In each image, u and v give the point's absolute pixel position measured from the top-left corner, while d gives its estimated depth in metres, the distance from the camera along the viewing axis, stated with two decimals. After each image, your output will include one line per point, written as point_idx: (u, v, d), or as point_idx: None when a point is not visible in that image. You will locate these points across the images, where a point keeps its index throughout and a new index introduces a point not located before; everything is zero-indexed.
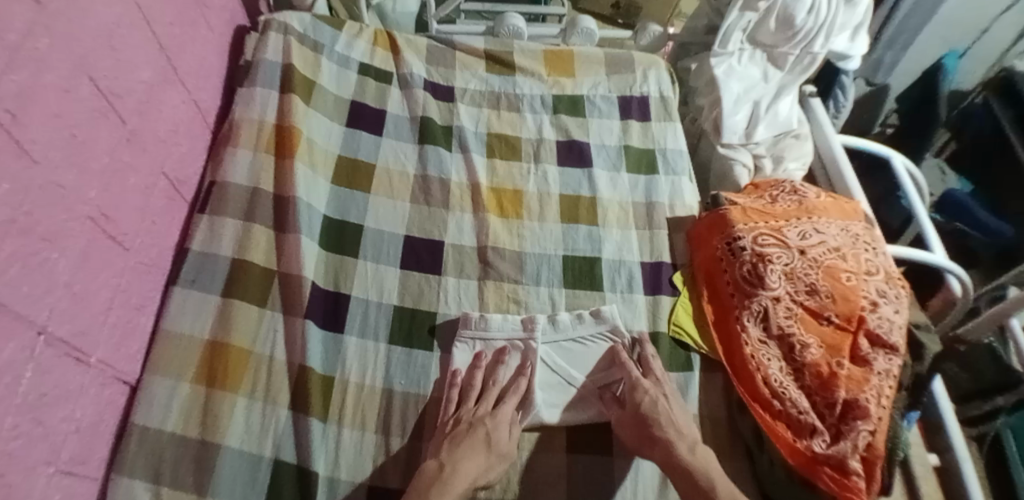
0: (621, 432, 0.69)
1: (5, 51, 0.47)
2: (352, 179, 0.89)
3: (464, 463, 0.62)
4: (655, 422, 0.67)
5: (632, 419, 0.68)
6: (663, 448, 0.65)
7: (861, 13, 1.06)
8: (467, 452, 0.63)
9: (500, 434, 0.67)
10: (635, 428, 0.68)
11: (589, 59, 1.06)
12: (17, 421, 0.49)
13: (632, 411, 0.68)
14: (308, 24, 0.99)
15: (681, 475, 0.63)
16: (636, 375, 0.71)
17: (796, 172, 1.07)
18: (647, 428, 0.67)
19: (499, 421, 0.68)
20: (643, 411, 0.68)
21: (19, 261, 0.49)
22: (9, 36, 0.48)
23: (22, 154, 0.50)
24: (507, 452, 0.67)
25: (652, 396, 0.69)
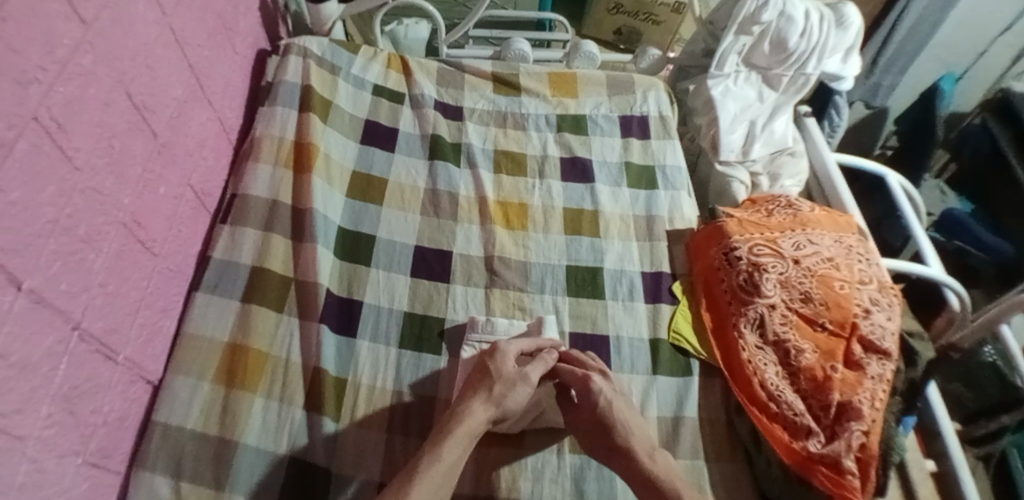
0: (577, 435, 0.70)
1: (54, 65, 0.52)
2: (365, 191, 0.93)
3: (475, 406, 0.66)
4: (610, 423, 0.68)
5: (589, 426, 0.69)
6: (624, 458, 0.66)
7: (853, 35, 1.10)
8: (473, 404, 0.66)
9: (504, 366, 0.70)
10: (592, 430, 0.69)
11: (591, 81, 1.11)
12: (51, 410, 0.53)
13: (588, 414, 0.69)
14: (326, 47, 1.05)
15: (638, 479, 0.64)
16: (585, 373, 0.72)
17: (792, 188, 1.10)
18: (603, 432, 0.68)
19: (503, 358, 0.71)
20: (599, 416, 0.68)
21: (59, 260, 0.54)
22: (58, 52, 0.53)
23: (65, 160, 0.54)
24: (512, 377, 0.69)
25: (604, 395, 0.70)
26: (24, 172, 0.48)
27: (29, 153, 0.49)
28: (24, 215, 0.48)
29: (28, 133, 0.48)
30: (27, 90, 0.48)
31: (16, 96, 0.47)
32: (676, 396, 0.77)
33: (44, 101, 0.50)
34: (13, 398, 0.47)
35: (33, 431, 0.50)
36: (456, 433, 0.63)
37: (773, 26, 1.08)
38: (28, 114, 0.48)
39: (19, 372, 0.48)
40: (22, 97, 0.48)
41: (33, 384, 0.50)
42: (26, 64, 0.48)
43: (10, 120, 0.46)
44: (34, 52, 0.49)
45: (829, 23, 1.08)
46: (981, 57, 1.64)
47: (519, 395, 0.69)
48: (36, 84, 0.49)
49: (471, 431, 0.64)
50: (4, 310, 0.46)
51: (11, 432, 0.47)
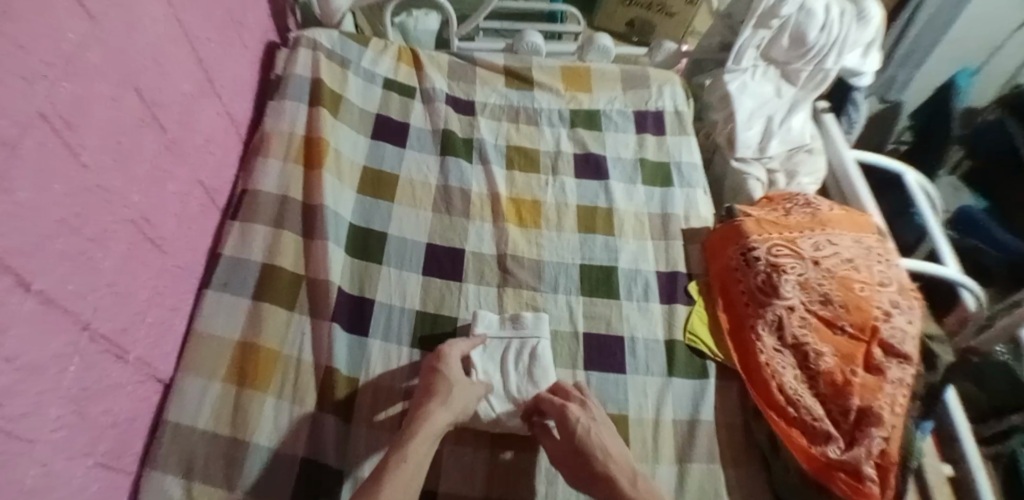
0: (560, 467, 0.66)
1: (61, 61, 0.51)
2: (376, 188, 0.92)
3: (434, 414, 0.65)
4: (582, 446, 0.64)
5: (562, 451, 0.66)
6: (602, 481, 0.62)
7: (873, 30, 1.07)
8: (433, 406, 0.65)
9: (454, 369, 0.70)
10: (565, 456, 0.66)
11: (604, 76, 1.09)
12: (61, 412, 0.52)
13: (564, 442, 0.66)
14: (337, 40, 1.03)
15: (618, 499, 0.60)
16: (562, 401, 0.68)
17: (808, 186, 1.08)
18: (581, 461, 0.64)
19: (449, 362, 0.71)
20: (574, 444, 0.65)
21: (68, 260, 0.53)
22: (65, 47, 0.51)
23: (73, 158, 0.53)
24: (457, 377, 0.69)
25: (581, 421, 0.66)
26: (31, 172, 0.47)
27: (36, 151, 0.48)
28: (32, 215, 0.47)
29: (34, 131, 0.47)
30: (34, 87, 0.47)
31: (22, 93, 0.45)
32: (692, 399, 0.76)
33: (51, 97, 0.49)
34: (22, 401, 0.47)
35: (43, 435, 0.50)
36: (420, 434, 0.62)
37: (793, 19, 1.04)
38: (34, 111, 0.47)
39: (27, 375, 0.47)
40: (28, 94, 0.46)
41: (42, 387, 0.49)
42: (32, 60, 0.47)
43: (16, 118, 0.45)
44: (40, 46, 0.48)
45: (850, 17, 1.05)
46: (994, 53, 1.61)
47: (472, 395, 0.69)
48: (42, 80, 0.48)
49: (431, 431, 0.63)
50: (12, 312, 0.45)
51: (21, 436, 0.46)
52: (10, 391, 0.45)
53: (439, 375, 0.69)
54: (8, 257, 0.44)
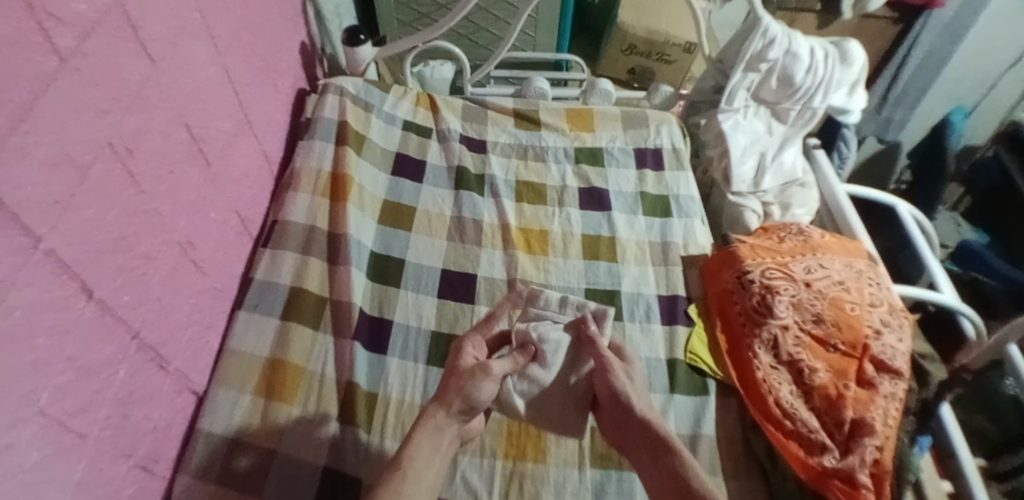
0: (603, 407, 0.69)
1: (126, 98, 0.61)
2: (395, 218, 1.00)
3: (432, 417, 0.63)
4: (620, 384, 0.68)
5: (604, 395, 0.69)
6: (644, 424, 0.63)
7: (857, 70, 1.15)
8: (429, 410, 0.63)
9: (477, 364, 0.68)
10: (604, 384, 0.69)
11: (606, 117, 1.18)
12: (109, 413, 0.58)
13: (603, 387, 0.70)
14: (361, 87, 1.13)
15: (664, 452, 0.58)
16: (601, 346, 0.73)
17: (803, 217, 1.15)
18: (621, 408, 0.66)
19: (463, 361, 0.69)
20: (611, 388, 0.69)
21: (123, 276, 0.60)
22: (130, 85, 0.61)
23: (132, 185, 0.62)
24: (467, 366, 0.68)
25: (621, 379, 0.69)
26: (96, 194, 0.56)
27: (101, 179, 0.56)
28: (94, 234, 0.56)
29: (102, 158, 0.56)
30: (103, 119, 0.56)
31: (94, 123, 0.55)
32: (694, 415, 0.80)
33: (116, 130, 0.59)
34: (76, 398, 0.53)
35: (93, 431, 0.56)
36: (416, 442, 0.60)
37: (780, 63, 1.12)
38: (102, 142, 0.56)
39: (83, 374, 0.54)
40: (99, 124, 0.56)
41: (94, 387, 0.56)
42: (104, 96, 0.57)
43: (88, 145, 0.54)
44: (108, 87, 0.57)
45: (834, 59, 1.12)
46: (989, 93, 1.83)
47: (487, 388, 0.66)
48: (111, 114, 0.58)
49: (437, 430, 0.62)
50: (72, 315, 0.53)
51: (73, 429, 0.53)
52: (67, 387, 0.52)
53: (474, 375, 0.65)
54: (71, 265, 0.52)
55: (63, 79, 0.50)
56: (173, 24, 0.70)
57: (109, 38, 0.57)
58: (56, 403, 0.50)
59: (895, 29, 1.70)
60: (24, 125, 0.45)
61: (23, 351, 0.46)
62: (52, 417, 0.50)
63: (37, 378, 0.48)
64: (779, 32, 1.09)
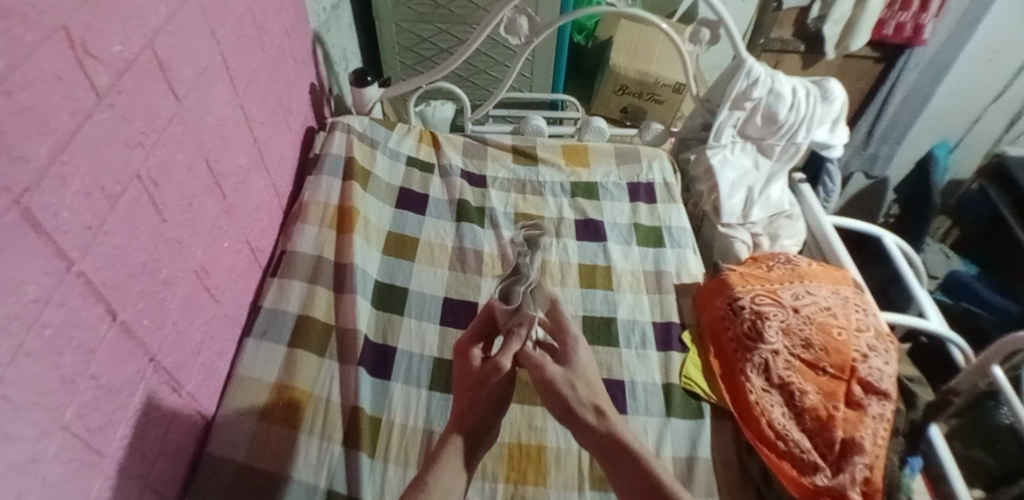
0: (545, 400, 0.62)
1: (154, 132, 0.65)
2: (399, 249, 1.04)
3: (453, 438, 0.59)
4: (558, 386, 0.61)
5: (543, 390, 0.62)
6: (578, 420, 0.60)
7: (837, 108, 1.21)
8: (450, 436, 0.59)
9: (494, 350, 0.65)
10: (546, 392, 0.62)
11: (600, 152, 1.24)
12: (125, 433, 0.61)
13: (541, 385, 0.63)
14: (367, 125, 1.19)
15: (619, 457, 0.55)
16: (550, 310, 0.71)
17: (791, 247, 1.21)
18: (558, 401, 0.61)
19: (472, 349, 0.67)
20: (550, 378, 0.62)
21: (144, 300, 0.64)
22: (159, 122, 0.66)
23: (157, 215, 0.66)
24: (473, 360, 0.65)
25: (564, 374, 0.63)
26: (126, 223, 0.60)
27: (129, 209, 0.61)
28: (120, 261, 0.59)
29: (131, 189, 0.61)
30: (133, 152, 0.61)
31: (124, 157, 0.59)
32: (690, 438, 0.82)
33: (144, 163, 0.63)
34: (99, 417, 0.57)
35: (110, 450, 0.59)
36: (443, 460, 0.57)
37: (764, 101, 1.18)
38: (132, 174, 0.61)
39: (105, 393, 0.57)
40: (130, 157, 0.60)
41: (114, 407, 0.59)
42: (134, 130, 0.61)
43: (120, 176, 0.59)
44: (139, 122, 0.62)
45: (815, 97, 1.19)
46: (975, 125, 1.96)
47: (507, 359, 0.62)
48: (139, 147, 0.62)
49: (455, 451, 0.58)
50: (97, 336, 0.56)
51: (94, 447, 0.56)
52: (91, 405, 0.55)
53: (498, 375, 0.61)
54: (99, 289, 0.56)
55: (99, 114, 0.55)
56: (198, 66, 0.76)
57: (142, 78, 0.62)
58: (80, 420, 0.54)
59: (878, 67, 1.82)
60: (64, 156, 0.50)
61: (52, 368, 0.49)
62: (75, 434, 0.53)
63: (63, 394, 0.51)
64: (763, 72, 1.16)
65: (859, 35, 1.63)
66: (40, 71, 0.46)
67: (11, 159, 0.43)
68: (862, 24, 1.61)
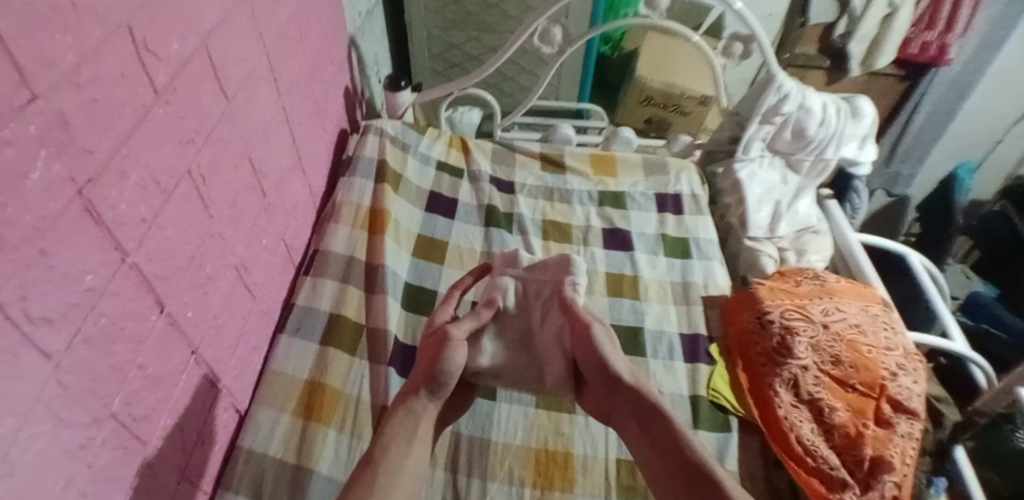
0: (591, 383, 0.74)
1: (205, 131, 0.67)
2: (429, 252, 1.05)
3: (403, 409, 0.67)
4: (598, 344, 0.73)
5: (602, 377, 0.72)
6: (653, 421, 0.67)
7: (867, 125, 1.22)
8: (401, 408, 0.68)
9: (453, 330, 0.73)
10: (587, 351, 0.74)
11: (628, 163, 1.25)
12: (168, 423, 0.63)
13: (598, 370, 0.72)
14: (400, 129, 1.20)
15: (653, 419, 0.67)
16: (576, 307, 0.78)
17: (818, 263, 1.20)
18: (609, 385, 0.72)
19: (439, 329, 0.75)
20: (613, 370, 0.72)
21: (189, 293, 0.65)
22: (210, 120, 0.68)
23: (204, 211, 0.68)
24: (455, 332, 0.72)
25: (616, 364, 0.72)
26: (177, 218, 0.62)
27: (180, 203, 0.62)
28: (169, 254, 0.61)
29: (182, 184, 0.63)
30: (186, 150, 0.63)
31: (177, 154, 0.61)
32: (718, 450, 0.82)
33: (195, 160, 0.65)
34: (145, 406, 0.58)
35: (153, 440, 0.60)
36: (394, 429, 0.65)
37: (794, 117, 1.19)
38: (183, 170, 0.63)
39: (151, 383, 0.59)
40: (183, 155, 0.62)
41: (159, 397, 0.61)
42: (187, 128, 0.63)
43: (172, 172, 0.60)
44: (191, 119, 0.64)
45: (845, 114, 1.19)
46: (997, 145, 1.93)
47: (458, 355, 0.70)
48: (191, 145, 0.64)
49: (410, 422, 0.66)
50: (146, 326, 0.57)
51: (138, 436, 0.57)
52: (138, 394, 0.57)
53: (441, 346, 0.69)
54: (150, 282, 0.57)
55: (157, 110, 0.57)
56: (247, 67, 0.78)
57: (196, 77, 0.64)
58: (128, 409, 0.55)
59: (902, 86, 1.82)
60: (124, 150, 0.51)
61: (106, 356, 0.51)
62: (122, 422, 0.54)
63: (114, 383, 0.52)
64: (793, 86, 1.16)
65: (884, 54, 1.63)
66: (107, 67, 0.48)
67: (76, 151, 0.44)
68: (886, 45, 1.61)
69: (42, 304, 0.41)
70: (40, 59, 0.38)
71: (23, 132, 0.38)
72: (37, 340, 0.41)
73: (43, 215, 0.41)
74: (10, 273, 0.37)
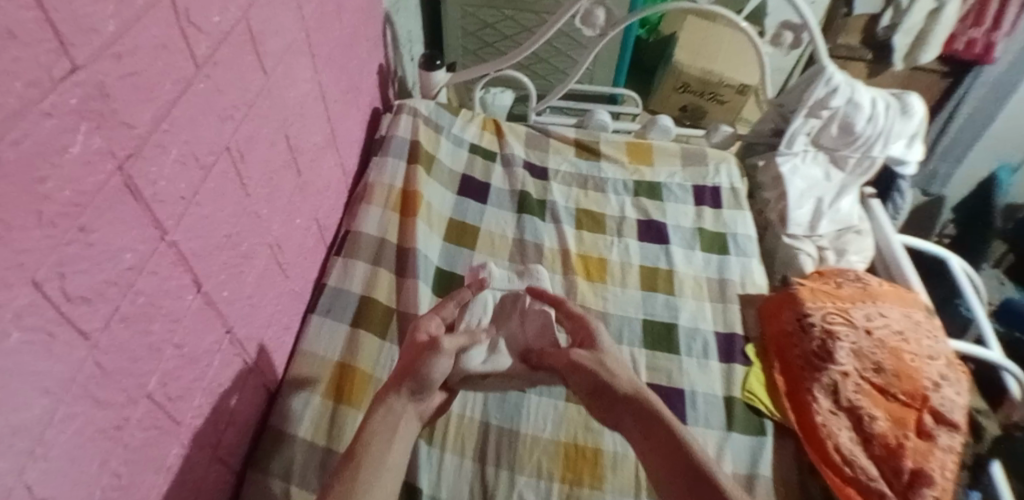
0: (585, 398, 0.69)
1: (244, 106, 0.66)
2: (460, 237, 1.04)
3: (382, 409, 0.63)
4: (589, 364, 0.69)
5: (593, 386, 0.68)
6: (655, 425, 0.61)
7: (917, 124, 1.15)
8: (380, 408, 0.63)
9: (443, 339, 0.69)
10: (575, 367, 0.70)
11: (665, 152, 1.21)
12: (201, 402, 0.63)
13: (590, 380, 0.68)
14: (433, 109, 1.18)
15: (653, 423, 0.61)
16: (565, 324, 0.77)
17: (858, 264, 1.14)
18: (603, 391, 0.67)
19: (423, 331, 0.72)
20: (602, 377, 0.68)
21: (225, 272, 0.65)
22: (248, 96, 0.67)
23: (241, 188, 0.67)
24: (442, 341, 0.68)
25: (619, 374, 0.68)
26: (215, 196, 0.61)
27: (218, 181, 0.61)
28: (206, 233, 0.60)
29: (221, 161, 0.61)
30: (225, 126, 0.62)
31: (216, 130, 0.60)
32: (751, 454, 0.80)
33: (233, 137, 0.64)
34: (180, 384, 0.58)
35: (186, 419, 0.60)
36: (371, 427, 0.61)
37: (842, 111, 1.14)
38: (222, 147, 0.61)
39: (186, 362, 0.59)
40: (221, 132, 0.61)
41: (193, 376, 0.60)
42: (226, 103, 0.62)
43: (211, 148, 0.59)
44: (230, 94, 0.62)
45: (895, 110, 1.13)
46: None
47: (442, 366, 0.67)
48: (230, 122, 0.63)
49: (390, 420, 0.62)
50: (182, 305, 0.57)
51: (173, 415, 0.57)
52: (173, 373, 0.56)
53: (426, 354, 0.66)
54: (188, 260, 0.57)
55: (197, 85, 0.55)
56: (285, 42, 0.76)
57: (236, 51, 0.63)
58: (163, 388, 0.55)
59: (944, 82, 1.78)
60: (164, 125, 0.50)
61: (144, 334, 0.50)
62: (157, 401, 0.54)
63: (149, 362, 0.52)
64: (844, 80, 1.12)
65: (929, 48, 1.54)
66: (149, 37, 0.46)
67: (116, 125, 0.43)
68: (933, 38, 1.52)
69: (80, 283, 0.40)
70: (79, 26, 0.37)
71: (63, 104, 0.36)
72: (75, 319, 0.40)
73: (83, 191, 0.40)
74: (46, 251, 0.36)
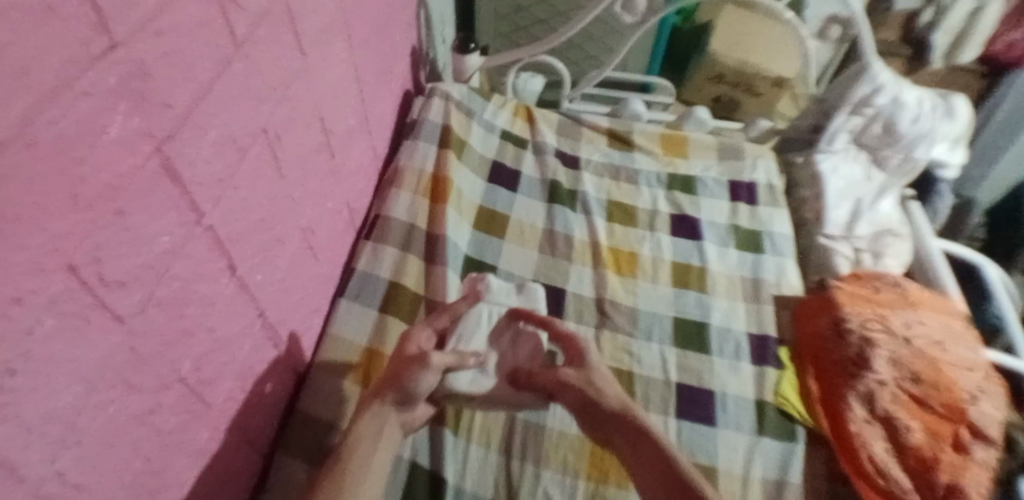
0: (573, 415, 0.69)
1: (280, 88, 0.64)
2: (489, 226, 1.02)
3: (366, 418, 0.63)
4: (582, 381, 0.69)
5: (582, 403, 0.68)
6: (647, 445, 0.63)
7: (965, 126, 1.11)
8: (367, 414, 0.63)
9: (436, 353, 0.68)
10: (564, 383, 0.70)
11: (701, 145, 1.18)
12: (231, 386, 0.63)
13: (577, 398, 0.68)
14: (466, 94, 1.16)
15: (646, 443, 0.63)
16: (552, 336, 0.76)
17: (894, 267, 1.09)
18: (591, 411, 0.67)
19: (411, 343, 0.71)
20: (591, 395, 0.68)
21: (258, 256, 0.64)
22: (285, 77, 0.65)
23: (276, 171, 0.66)
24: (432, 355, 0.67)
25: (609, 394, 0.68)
26: (251, 179, 0.60)
27: (253, 163, 0.60)
28: (241, 217, 0.59)
29: (256, 144, 0.60)
30: (261, 108, 0.60)
31: (253, 112, 0.58)
32: (782, 460, 0.78)
33: (269, 119, 0.62)
34: (212, 368, 0.58)
35: (217, 403, 0.60)
36: (359, 434, 0.62)
37: (887, 111, 1.11)
38: (258, 129, 0.60)
39: (218, 346, 0.58)
40: (257, 113, 0.60)
41: (224, 360, 0.60)
42: (263, 84, 0.60)
43: (248, 130, 0.58)
44: (267, 75, 0.61)
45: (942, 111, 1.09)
46: None
47: (429, 380, 0.66)
48: (266, 103, 0.61)
49: (374, 431, 0.62)
50: (216, 289, 0.56)
51: (203, 399, 0.57)
52: (204, 357, 0.56)
53: (413, 368, 0.65)
54: (222, 244, 0.56)
55: (235, 64, 0.54)
56: (322, 21, 0.74)
57: (274, 30, 0.61)
58: (195, 372, 0.55)
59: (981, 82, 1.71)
60: (202, 106, 0.49)
61: (178, 318, 0.50)
62: (189, 385, 0.54)
63: (181, 347, 0.51)
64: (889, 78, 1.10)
65: (970, 48, 1.51)
66: (190, 14, 0.44)
67: (157, 106, 0.42)
68: (974, 38, 1.49)
69: (116, 268, 0.39)
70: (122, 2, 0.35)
71: (106, 83, 0.35)
72: (110, 303, 0.40)
73: (122, 173, 0.39)
74: (84, 236, 0.35)
